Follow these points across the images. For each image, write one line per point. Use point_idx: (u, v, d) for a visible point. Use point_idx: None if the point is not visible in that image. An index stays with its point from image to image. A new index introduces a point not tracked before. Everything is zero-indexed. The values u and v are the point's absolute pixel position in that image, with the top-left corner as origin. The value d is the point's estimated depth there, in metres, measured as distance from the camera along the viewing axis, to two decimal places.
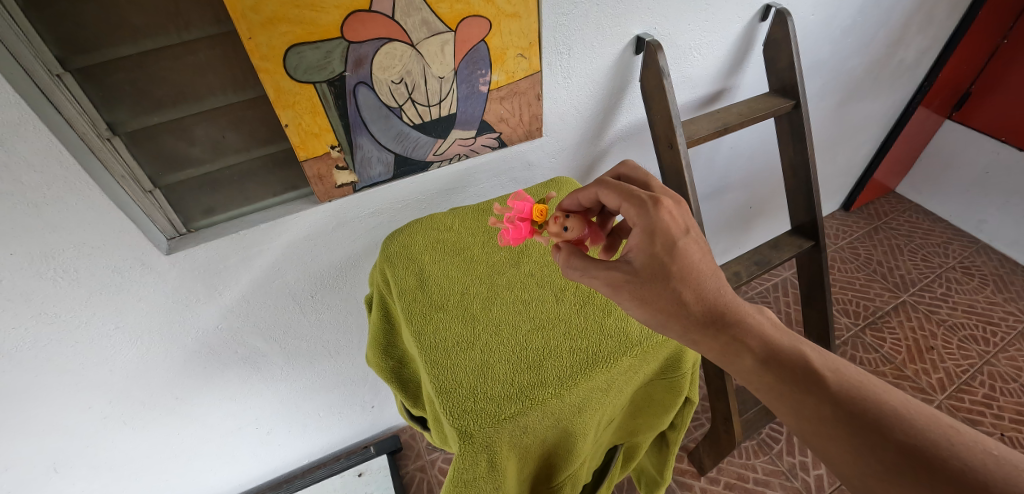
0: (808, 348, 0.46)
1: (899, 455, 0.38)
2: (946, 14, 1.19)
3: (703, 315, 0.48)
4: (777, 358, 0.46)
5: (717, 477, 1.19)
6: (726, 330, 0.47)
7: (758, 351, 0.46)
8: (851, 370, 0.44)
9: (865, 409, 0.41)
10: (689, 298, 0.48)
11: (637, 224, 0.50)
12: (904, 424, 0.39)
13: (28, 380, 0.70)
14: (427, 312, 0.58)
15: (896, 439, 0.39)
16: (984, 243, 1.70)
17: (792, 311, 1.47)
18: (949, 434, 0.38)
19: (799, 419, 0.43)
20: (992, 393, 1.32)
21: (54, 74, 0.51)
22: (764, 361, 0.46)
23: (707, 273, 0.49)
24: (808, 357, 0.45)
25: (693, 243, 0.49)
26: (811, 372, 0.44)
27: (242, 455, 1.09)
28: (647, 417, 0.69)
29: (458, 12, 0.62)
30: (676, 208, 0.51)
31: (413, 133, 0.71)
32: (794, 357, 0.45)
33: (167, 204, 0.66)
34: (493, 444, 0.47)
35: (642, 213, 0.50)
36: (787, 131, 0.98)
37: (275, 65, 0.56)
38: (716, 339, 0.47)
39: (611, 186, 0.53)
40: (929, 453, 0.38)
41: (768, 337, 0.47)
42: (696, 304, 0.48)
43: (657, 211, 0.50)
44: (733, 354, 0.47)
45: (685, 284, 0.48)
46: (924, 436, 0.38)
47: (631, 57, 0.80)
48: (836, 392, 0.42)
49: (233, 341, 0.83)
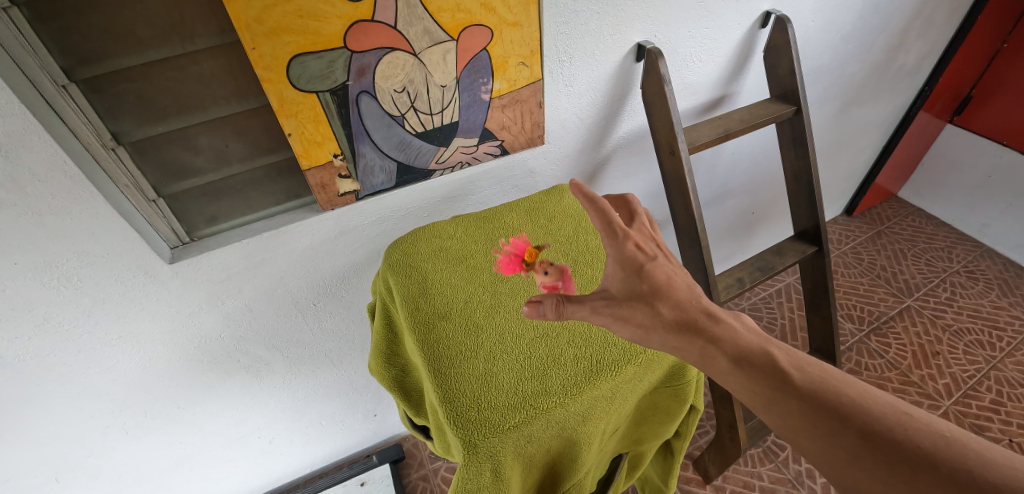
0: (777, 349, 0.47)
1: (859, 441, 0.40)
2: (946, 19, 1.20)
3: (678, 324, 0.48)
4: (749, 359, 0.46)
5: (722, 485, 1.17)
6: (702, 335, 0.47)
7: (731, 353, 0.46)
8: (812, 363, 0.46)
9: (826, 401, 0.43)
10: (665, 312, 0.48)
11: (611, 255, 0.50)
12: (863, 412, 0.42)
13: (29, 389, 0.69)
14: (431, 319, 0.57)
15: (856, 426, 0.41)
16: (988, 247, 1.69)
17: (796, 317, 1.47)
18: (903, 419, 0.41)
19: (771, 414, 0.45)
20: (999, 398, 1.31)
21: (60, 84, 0.52)
22: (737, 361, 0.46)
23: (680, 287, 0.50)
24: (776, 357, 0.46)
25: (661, 265, 0.50)
26: (779, 370, 0.45)
27: (244, 464, 1.08)
28: (652, 424, 0.68)
29: (460, 22, 0.62)
30: (640, 237, 0.52)
31: (415, 141, 0.71)
32: (764, 359, 0.46)
33: (170, 213, 0.67)
34: (497, 454, 0.47)
35: (614, 244, 0.49)
36: (789, 137, 0.98)
37: (278, 75, 0.56)
38: (692, 344, 0.47)
39: (599, 209, 0.49)
40: (885, 436, 0.40)
41: (740, 340, 0.47)
42: (671, 314, 0.48)
43: (626, 241, 0.50)
44: (708, 357, 0.47)
45: (660, 298, 0.48)
46: (880, 422, 0.41)
47: (632, 65, 0.80)
48: (801, 387, 0.44)
49: (235, 350, 0.83)
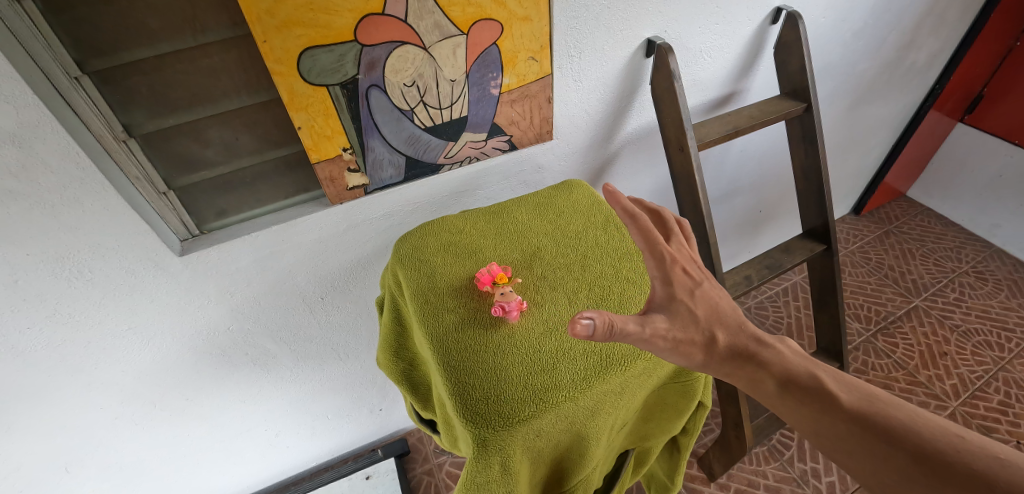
0: (824, 372, 0.48)
1: (910, 463, 0.41)
2: (959, 16, 1.18)
3: (731, 351, 0.50)
4: (794, 381, 0.48)
5: (727, 483, 1.17)
6: (751, 359, 0.50)
7: (778, 376, 0.49)
8: (863, 388, 0.47)
9: (875, 424, 0.44)
10: (721, 337, 0.51)
11: (656, 275, 0.50)
12: (914, 436, 0.42)
13: (40, 379, 0.70)
14: (439, 311, 0.57)
15: (905, 448, 0.42)
16: (997, 248, 1.67)
17: (802, 316, 1.46)
18: (955, 442, 0.41)
19: (819, 436, 0.46)
20: (1007, 400, 1.29)
21: (72, 76, 0.52)
22: (784, 384, 0.48)
23: (729, 310, 0.52)
24: (823, 380, 0.48)
25: (709, 287, 0.52)
26: (826, 393, 0.47)
27: (250, 457, 1.09)
28: (659, 421, 0.68)
29: (470, 16, 0.62)
30: (684, 259, 0.53)
31: (424, 135, 0.71)
32: (811, 382, 0.48)
33: (180, 206, 0.67)
34: (507, 447, 0.48)
35: (658, 263, 0.50)
36: (798, 134, 0.97)
37: (289, 68, 0.56)
38: (743, 369, 0.50)
39: (642, 227, 0.50)
40: (937, 458, 0.40)
41: (788, 363, 0.49)
42: (723, 340, 0.51)
43: (670, 263, 0.51)
44: (757, 381, 0.50)
45: (714, 323, 0.51)
46: (931, 444, 0.41)
47: (642, 60, 0.80)
48: (848, 409, 0.45)
49: (243, 343, 0.84)
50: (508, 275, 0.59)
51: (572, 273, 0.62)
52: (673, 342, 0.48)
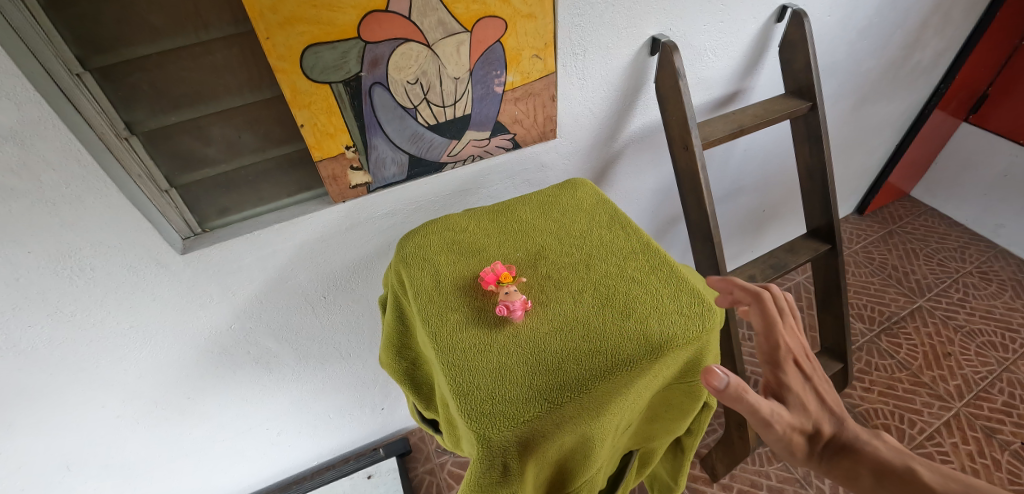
0: (922, 464, 0.38)
1: None
2: (964, 14, 1.17)
3: (826, 441, 0.44)
4: (886, 475, 0.40)
5: (729, 483, 1.17)
6: (846, 450, 0.43)
7: (869, 470, 0.41)
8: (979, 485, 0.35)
9: None
10: (828, 428, 0.44)
11: (766, 354, 0.48)
12: None
13: (42, 378, 0.70)
14: (443, 311, 0.57)
15: None
16: (1002, 248, 1.66)
17: (806, 316, 1.45)
18: None
19: None
20: (1012, 401, 1.28)
21: (74, 73, 0.51)
22: (879, 480, 0.40)
23: (829, 396, 0.46)
24: (919, 472, 0.38)
25: (816, 371, 0.48)
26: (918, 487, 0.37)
27: (252, 455, 1.08)
28: (664, 422, 0.68)
29: (474, 13, 0.61)
30: (801, 344, 0.49)
31: (427, 133, 0.71)
32: (905, 475, 0.39)
33: (182, 204, 0.67)
34: (511, 448, 0.48)
35: (770, 340, 0.48)
36: (803, 133, 0.96)
37: (291, 65, 0.56)
38: (842, 462, 0.42)
39: (761, 301, 0.50)
40: None
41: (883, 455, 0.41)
42: (819, 429, 0.44)
43: (783, 339, 0.48)
44: (853, 478, 0.42)
45: (811, 407, 0.46)
46: None
47: (646, 58, 0.79)
48: None
49: (245, 342, 0.83)
50: (513, 274, 0.59)
51: (577, 271, 0.62)
52: (788, 431, 0.43)
